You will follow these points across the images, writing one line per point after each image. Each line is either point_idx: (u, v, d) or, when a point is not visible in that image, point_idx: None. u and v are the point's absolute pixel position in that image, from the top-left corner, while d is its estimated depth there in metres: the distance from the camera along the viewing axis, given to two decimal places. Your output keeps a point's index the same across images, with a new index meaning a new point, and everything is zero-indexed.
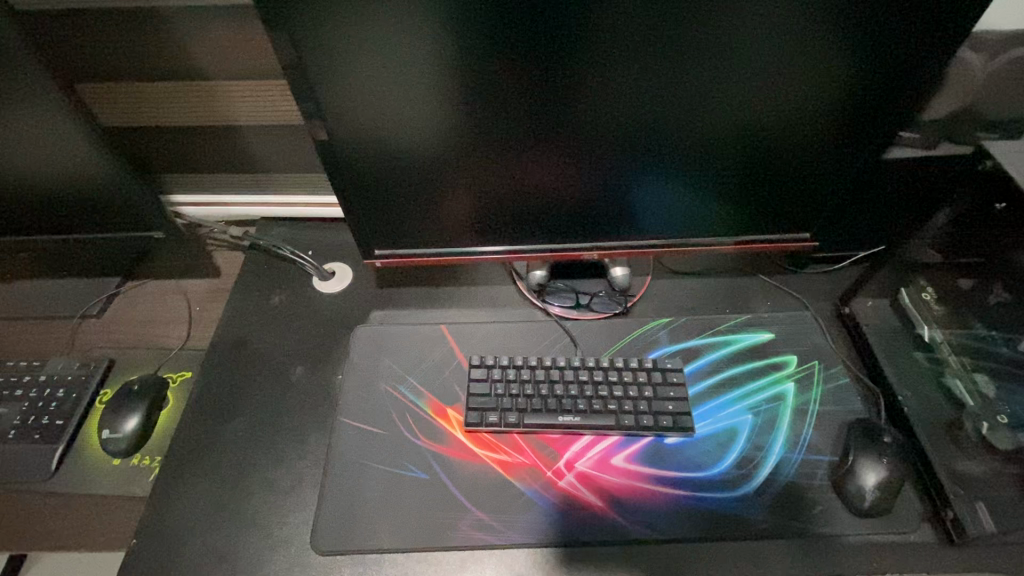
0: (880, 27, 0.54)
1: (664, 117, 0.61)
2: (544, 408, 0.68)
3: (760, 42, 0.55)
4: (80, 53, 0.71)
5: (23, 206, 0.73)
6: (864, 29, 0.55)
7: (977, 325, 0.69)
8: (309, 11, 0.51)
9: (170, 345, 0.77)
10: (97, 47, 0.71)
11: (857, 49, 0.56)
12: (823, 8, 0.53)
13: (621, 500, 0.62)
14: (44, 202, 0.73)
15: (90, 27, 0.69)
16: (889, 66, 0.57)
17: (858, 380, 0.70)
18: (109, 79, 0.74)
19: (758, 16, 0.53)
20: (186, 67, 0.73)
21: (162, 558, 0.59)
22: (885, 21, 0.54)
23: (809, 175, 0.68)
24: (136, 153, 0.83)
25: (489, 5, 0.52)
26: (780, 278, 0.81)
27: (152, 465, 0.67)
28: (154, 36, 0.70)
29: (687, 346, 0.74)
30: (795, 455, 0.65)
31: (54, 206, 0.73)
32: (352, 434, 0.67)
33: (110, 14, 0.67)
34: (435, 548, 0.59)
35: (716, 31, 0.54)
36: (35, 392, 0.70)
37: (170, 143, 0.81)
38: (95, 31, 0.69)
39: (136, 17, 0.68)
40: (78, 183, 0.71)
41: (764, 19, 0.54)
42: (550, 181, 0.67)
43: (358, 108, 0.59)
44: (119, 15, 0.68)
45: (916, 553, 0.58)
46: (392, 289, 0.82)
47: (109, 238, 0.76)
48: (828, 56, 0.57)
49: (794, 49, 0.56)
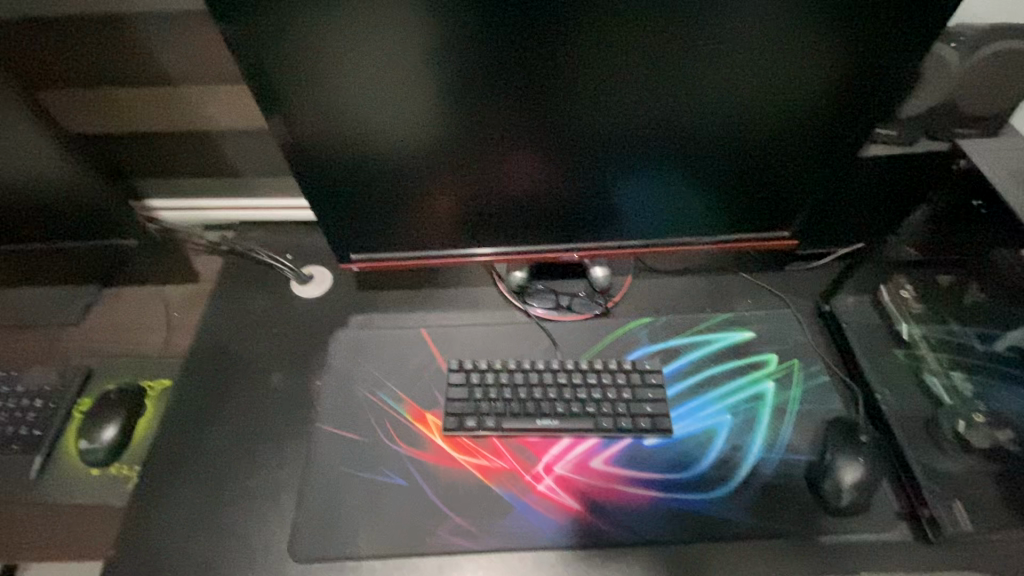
0: (850, 27, 0.54)
1: (640, 118, 0.61)
2: (523, 412, 0.67)
3: (732, 44, 0.55)
4: (46, 57, 0.70)
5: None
6: (834, 30, 0.54)
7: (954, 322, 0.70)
8: (270, 15, 0.50)
9: (148, 352, 0.77)
10: (60, 55, 0.70)
11: (828, 49, 0.56)
12: (792, 10, 0.53)
13: (600, 503, 0.62)
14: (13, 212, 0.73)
15: (52, 35, 0.68)
16: (862, 66, 0.57)
17: (838, 379, 0.70)
18: (74, 87, 0.73)
19: (729, 12, 0.53)
20: (154, 73, 0.72)
21: (141, 567, 0.59)
22: (856, 21, 0.54)
23: (787, 173, 0.68)
24: (109, 159, 0.81)
25: (455, 12, 0.51)
26: (762, 275, 0.80)
27: (130, 474, 0.67)
28: (118, 43, 0.69)
29: (667, 347, 0.74)
30: (773, 454, 0.65)
31: (24, 216, 0.73)
32: (331, 440, 0.67)
33: (73, 22, 0.67)
34: (413, 554, 0.59)
35: (687, 25, 0.53)
36: (12, 403, 0.70)
37: (142, 149, 0.81)
38: (57, 39, 0.68)
39: (100, 25, 0.67)
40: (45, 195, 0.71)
41: (734, 22, 0.53)
42: (528, 183, 0.67)
43: (326, 111, 0.58)
44: (82, 23, 0.67)
45: (892, 551, 0.59)
46: (371, 292, 0.81)
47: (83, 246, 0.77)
48: (800, 57, 0.56)
49: (766, 50, 0.56)
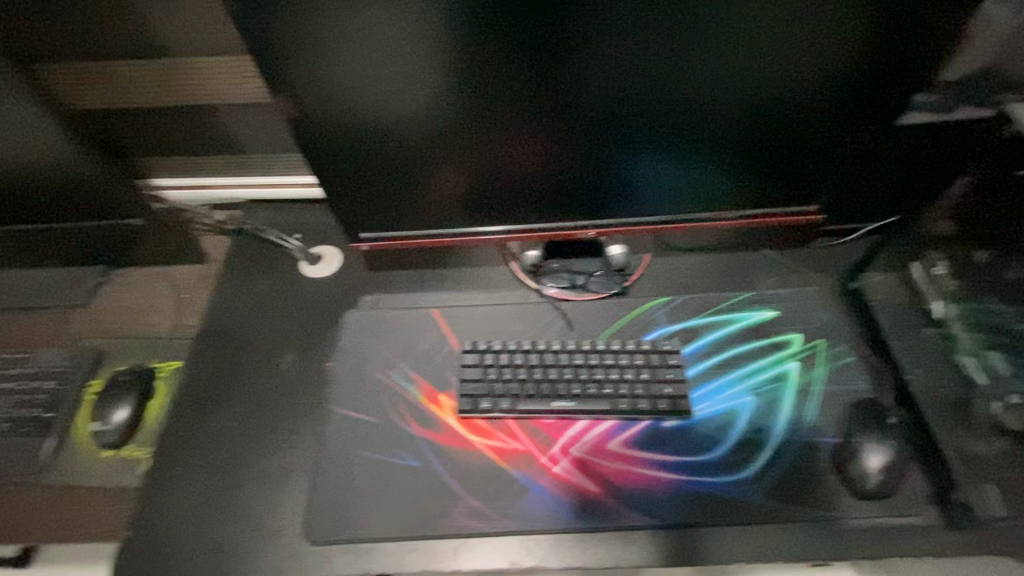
0: None
1: (663, 87, 0.57)
2: (538, 394, 0.66)
3: (762, 4, 0.51)
4: (42, 29, 0.68)
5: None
6: None
7: (991, 299, 0.65)
8: None
9: (158, 334, 0.76)
10: (57, 29, 0.68)
11: (865, 9, 0.52)
12: None
13: (618, 486, 0.61)
14: (17, 191, 0.71)
15: (48, 7, 0.66)
16: (901, 27, 0.53)
17: (864, 359, 0.68)
18: (71, 62, 0.71)
19: None
20: (152, 46, 0.69)
21: (155, 548, 0.59)
22: None
23: (817, 145, 0.64)
24: (111, 137, 0.80)
25: None
26: (785, 252, 0.77)
27: (144, 455, 0.66)
28: (115, 15, 0.66)
29: (687, 326, 0.72)
30: (797, 436, 0.63)
31: (27, 195, 0.72)
32: (343, 422, 0.66)
33: None
34: (428, 536, 0.59)
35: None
36: (24, 385, 0.70)
37: (144, 127, 0.79)
38: (53, 12, 0.66)
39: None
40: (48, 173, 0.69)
41: None
42: (544, 158, 0.64)
43: (332, 82, 0.55)
44: None
45: (922, 536, 0.57)
46: (381, 272, 0.79)
47: (89, 227, 0.75)
48: (835, 18, 0.53)
49: (798, 11, 0.52)
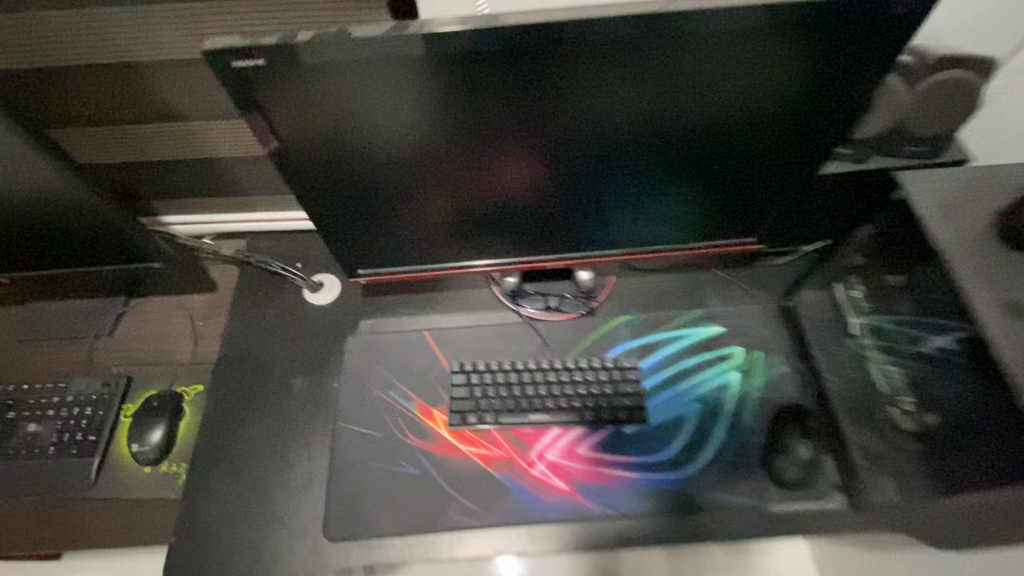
0: (824, 60, 0.58)
1: (629, 141, 0.64)
2: (517, 408, 0.77)
3: (716, 74, 0.58)
4: (53, 98, 0.73)
5: (27, 247, 0.80)
6: (810, 62, 0.58)
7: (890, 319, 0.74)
8: (272, 76, 0.52)
9: (180, 360, 0.86)
10: (67, 99, 0.73)
11: (802, 78, 0.59)
12: (773, 46, 0.55)
13: (585, 484, 0.73)
14: (46, 243, 0.79)
15: (57, 82, 0.71)
16: (829, 95, 0.61)
17: (794, 369, 0.80)
18: (80, 124, 0.76)
19: (718, 48, 0.55)
20: (158, 112, 0.75)
21: (198, 550, 0.70)
22: (829, 55, 0.57)
23: (760, 184, 0.73)
24: (120, 184, 0.86)
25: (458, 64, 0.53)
26: (733, 273, 0.88)
27: (179, 470, 0.77)
28: (123, 89, 0.72)
29: (646, 342, 0.83)
30: (734, 437, 0.75)
31: (55, 246, 0.80)
32: (352, 437, 0.77)
33: (78, 71, 0.70)
34: (428, 531, 0.71)
35: (675, 58, 0.56)
36: (65, 412, 0.79)
37: (150, 176, 0.85)
38: (62, 86, 0.71)
39: (105, 73, 0.70)
40: (78, 229, 0.78)
41: (721, 55, 0.56)
42: (522, 197, 0.71)
43: (328, 147, 0.61)
44: (85, 71, 0.70)
45: (830, 517, 0.70)
46: (377, 297, 0.89)
47: (109, 270, 0.84)
48: (776, 86, 0.60)
49: (747, 80, 0.59)
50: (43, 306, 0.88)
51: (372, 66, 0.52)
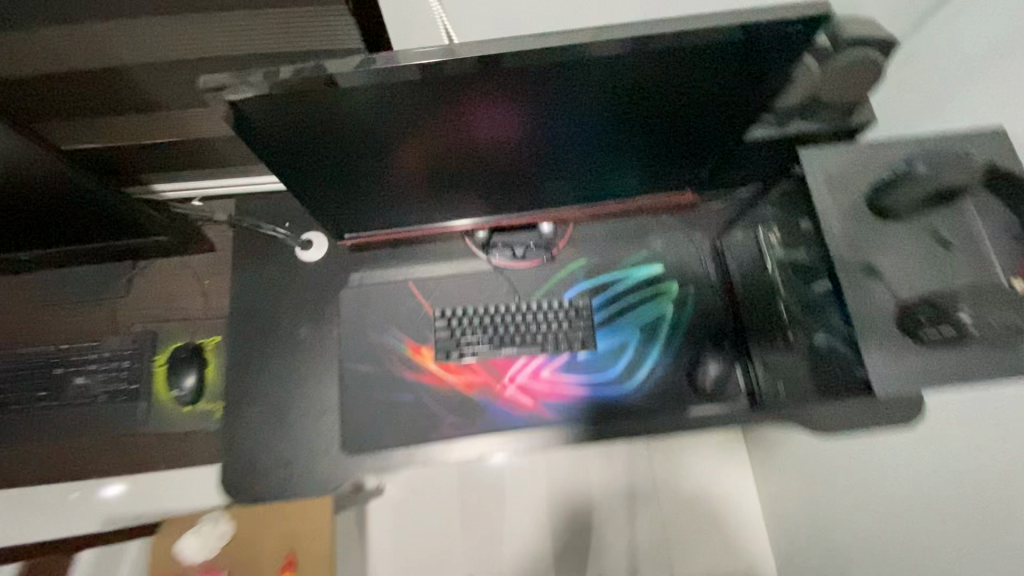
0: (753, 64, 0.63)
1: (576, 128, 0.71)
2: (491, 344, 0.93)
3: (653, 79, 0.64)
4: (41, 97, 0.77)
5: (43, 232, 0.90)
6: (740, 66, 0.63)
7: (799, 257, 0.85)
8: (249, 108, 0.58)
9: (195, 314, 0.99)
10: (56, 99, 0.78)
11: (732, 75, 0.65)
12: (704, 57, 0.61)
13: (547, 400, 0.91)
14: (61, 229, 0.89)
15: (47, 86, 0.76)
16: (756, 85, 0.68)
17: (717, 302, 0.97)
18: (69, 117, 0.81)
19: (653, 62, 0.60)
20: (144, 105, 0.81)
21: (241, 467, 0.89)
22: (758, 60, 0.62)
23: (696, 148, 0.82)
24: (112, 164, 0.93)
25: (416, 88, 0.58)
26: (674, 217, 1.02)
27: (214, 407, 0.93)
28: (111, 87, 0.78)
29: (598, 282, 0.98)
30: (666, 357, 0.94)
31: (67, 231, 0.90)
32: (356, 373, 0.93)
33: (68, 75, 0.75)
34: (425, 442, 0.90)
35: (614, 73, 0.61)
36: (106, 366, 0.94)
37: (142, 155, 0.92)
38: (52, 89, 0.76)
39: (94, 75, 0.75)
40: (88, 216, 0.88)
41: (657, 67, 0.61)
42: (483, 170, 0.79)
43: (305, 149, 0.67)
44: (75, 74, 0.75)
45: (736, 416, 0.90)
46: (363, 252, 1.00)
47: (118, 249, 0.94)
48: (708, 83, 0.66)
49: (681, 80, 0.65)
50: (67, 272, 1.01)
51: (339, 95, 0.57)
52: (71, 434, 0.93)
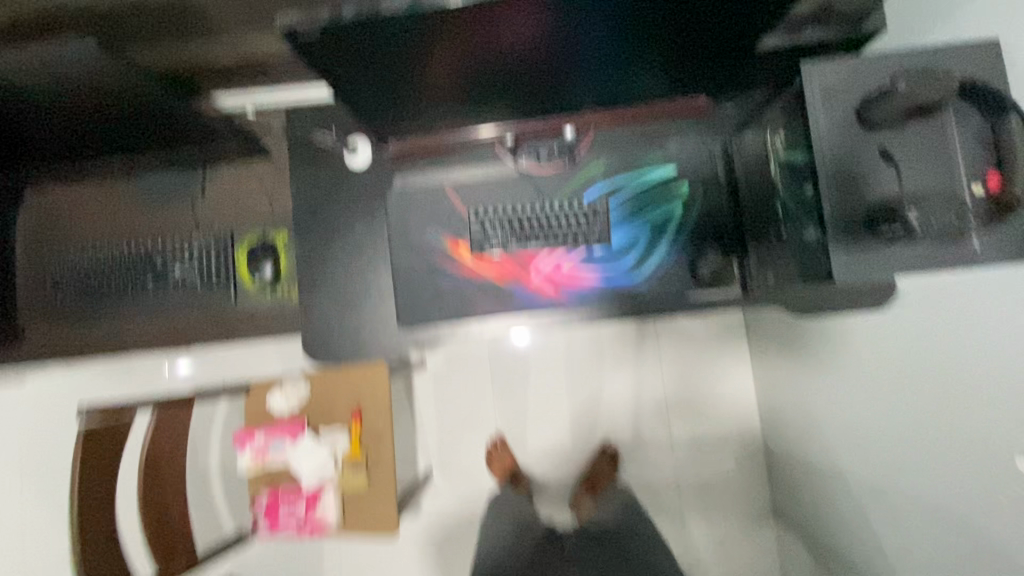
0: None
1: (592, 40, 0.79)
2: (521, 238, 1.08)
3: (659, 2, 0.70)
4: (127, 26, 0.92)
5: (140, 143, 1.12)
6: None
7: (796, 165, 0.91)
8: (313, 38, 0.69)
9: (264, 213, 1.16)
10: (138, 24, 0.92)
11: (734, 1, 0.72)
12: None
13: (567, 287, 1.07)
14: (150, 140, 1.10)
15: (131, 15, 0.90)
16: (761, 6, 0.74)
17: (724, 200, 1.07)
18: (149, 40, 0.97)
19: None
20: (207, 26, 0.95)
21: (321, 337, 1.11)
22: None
23: (706, 51, 0.88)
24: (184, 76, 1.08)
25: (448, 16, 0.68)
26: (690, 119, 1.09)
27: (292, 292, 1.14)
28: (179, 11, 0.90)
29: (616, 183, 1.08)
30: (673, 250, 1.07)
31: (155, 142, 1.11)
32: (405, 264, 1.10)
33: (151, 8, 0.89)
34: (466, 320, 1.09)
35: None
36: (197, 256, 1.13)
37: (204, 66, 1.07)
38: (137, 18, 0.90)
39: (170, 9, 0.89)
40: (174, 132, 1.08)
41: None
42: (512, 74, 0.87)
43: (354, 68, 0.79)
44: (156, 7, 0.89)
45: (731, 300, 1.05)
46: (403, 159, 1.11)
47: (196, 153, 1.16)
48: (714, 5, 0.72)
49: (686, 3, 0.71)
50: (151, 176, 1.18)
51: (383, 25, 0.68)
52: (179, 313, 1.15)
